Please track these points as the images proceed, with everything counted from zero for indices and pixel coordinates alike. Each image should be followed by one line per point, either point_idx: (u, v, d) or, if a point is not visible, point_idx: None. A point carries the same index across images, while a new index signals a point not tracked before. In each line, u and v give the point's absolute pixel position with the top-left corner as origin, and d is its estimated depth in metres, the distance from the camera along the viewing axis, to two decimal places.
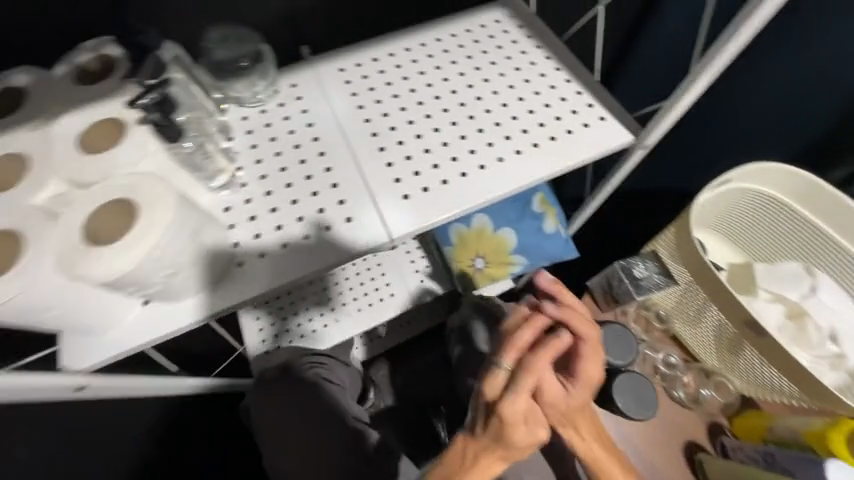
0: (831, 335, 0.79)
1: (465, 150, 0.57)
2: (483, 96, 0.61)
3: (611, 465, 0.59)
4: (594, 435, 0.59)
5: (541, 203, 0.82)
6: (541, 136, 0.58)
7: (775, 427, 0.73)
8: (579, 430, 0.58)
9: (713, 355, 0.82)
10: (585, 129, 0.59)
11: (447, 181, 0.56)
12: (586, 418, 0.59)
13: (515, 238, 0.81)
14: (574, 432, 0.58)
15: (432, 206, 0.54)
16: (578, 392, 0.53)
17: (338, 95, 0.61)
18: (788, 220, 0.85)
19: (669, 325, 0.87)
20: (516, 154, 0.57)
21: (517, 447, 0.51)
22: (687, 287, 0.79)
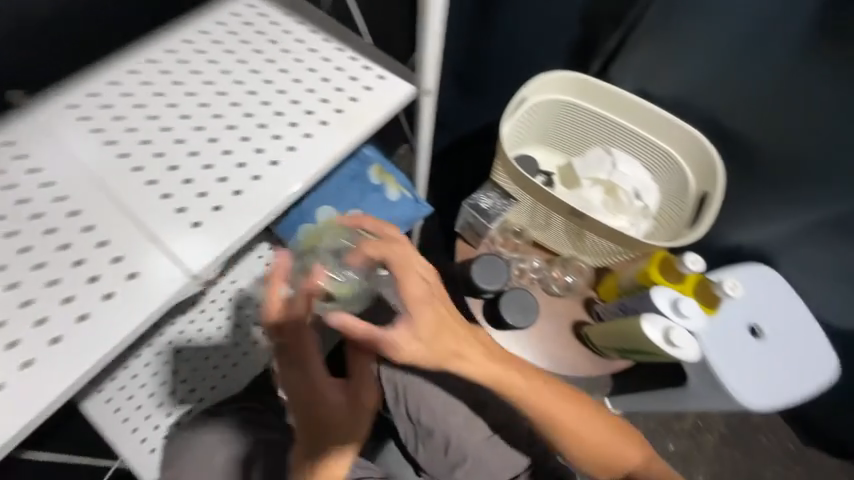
0: (636, 195, 0.95)
1: (251, 151, 0.52)
2: (256, 90, 0.56)
3: (538, 391, 0.58)
4: (575, 409, 0.62)
5: (379, 174, 0.82)
6: (327, 112, 0.56)
7: (622, 282, 0.89)
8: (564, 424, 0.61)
9: (569, 248, 0.93)
10: (369, 93, 0.58)
11: (240, 191, 0.50)
12: (504, 370, 0.56)
13: (365, 217, 0.80)
14: (494, 368, 0.55)
15: (229, 224, 0.48)
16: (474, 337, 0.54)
17: (76, 138, 0.50)
18: (580, 116, 0.98)
19: (528, 236, 0.97)
20: (307, 138, 0.54)
21: (412, 400, 0.49)
22: (526, 201, 0.88)
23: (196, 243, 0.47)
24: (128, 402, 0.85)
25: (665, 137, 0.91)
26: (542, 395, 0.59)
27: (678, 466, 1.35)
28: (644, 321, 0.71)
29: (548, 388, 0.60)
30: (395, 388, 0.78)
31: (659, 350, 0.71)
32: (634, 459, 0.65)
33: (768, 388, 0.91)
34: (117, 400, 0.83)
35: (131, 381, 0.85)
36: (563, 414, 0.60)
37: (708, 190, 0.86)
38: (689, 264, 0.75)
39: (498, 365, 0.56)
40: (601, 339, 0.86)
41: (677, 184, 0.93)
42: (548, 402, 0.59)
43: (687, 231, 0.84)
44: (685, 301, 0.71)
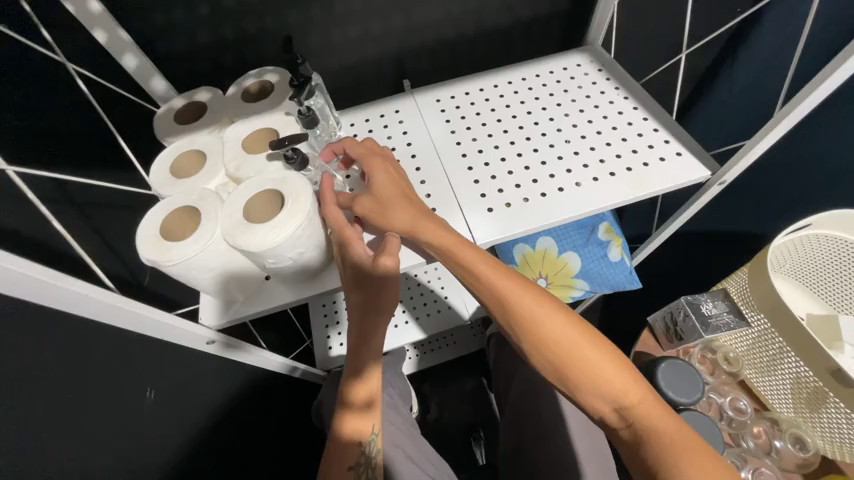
0: None
1: (545, 174, 0.64)
2: (564, 129, 0.68)
3: (555, 323, 0.53)
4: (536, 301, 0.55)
5: (607, 232, 0.86)
6: (618, 166, 0.64)
7: None
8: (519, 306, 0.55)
9: (789, 407, 0.78)
10: (661, 162, 0.63)
11: (528, 198, 0.62)
12: (516, 285, 0.56)
13: (579, 263, 0.85)
14: (498, 294, 0.55)
15: (512, 220, 0.61)
16: (428, 235, 0.56)
17: (435, 123, 0.71)
18: None
19: (739, 372, 0.84)
20: (592, 180, 0.63)
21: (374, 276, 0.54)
22: (762, 332, 0.77)
23: (487, 222, 0.61)
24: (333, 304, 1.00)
25: None
26: (560, 328, 0.53)
27: None
28: None
29: (570, 324, 0.53)
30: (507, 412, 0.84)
31: None
32: (636, 402, 0.49)
33: None
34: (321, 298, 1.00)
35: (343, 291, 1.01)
36: (587, 383, 0.51)
37: None
38: None
39: (507, 284, 0.56)
40: None
41: None
42: (560, 335, 0.53)
43: None
44: None
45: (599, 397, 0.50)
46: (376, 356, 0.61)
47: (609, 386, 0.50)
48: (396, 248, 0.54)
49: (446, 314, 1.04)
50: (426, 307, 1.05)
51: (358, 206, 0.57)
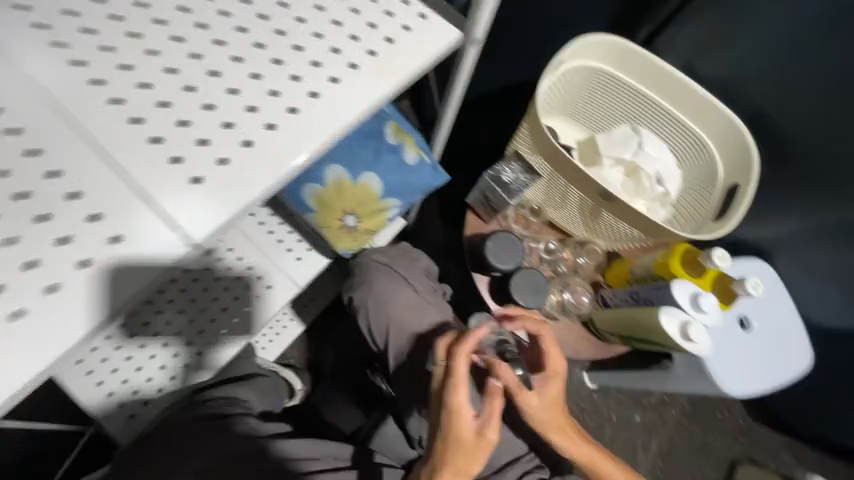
0: (658, 180, 0.90)
1: (263, 92, 0.43)
2: (269, 15, 0.45)
3: (554, 424, 0.64)
4: (560, 401, 0.64)
5: (396, 133, 0.73)
6: (358, 53, 0.46)
7: (634, 269, 0.86)
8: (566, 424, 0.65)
9: (581, 230, 0.91)
10: (407, 34, 0.49)
11: (250, 140, 0.41)
12: (559, 410, 0.64)
13: (380, 181, 0.72)
14: (545, 395, 0.63)
15: (241, 183, 0.40)
16: (527, 395, 0.62)
17: (35, 55, 0.39)
18: (612, 89, 0.91)
19: (544, 216, 0.93)
20: (331, 83, 0.45)
21: (464, 431, 0.56)
22: (549, 176, 0.83)
23: (200, 199, 0.39)
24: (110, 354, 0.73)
25: (702, 122, 0.86)
26: (557, 424, 0.64)
27: (641, 434, 1.45)
28: (662, 314, 0.70)
29: (579, 437, 0.67)
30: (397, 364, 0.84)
31: (674, 344, 0.71)
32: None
33: (741, 375, 0.97)
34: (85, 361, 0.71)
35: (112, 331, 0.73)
36: (591, 466, 0.68)
37: (739, 181, 0.82)
38: (715, 258, 0.72)
39: (555, 415, 0.64)
40: (602, 323, 0.87)
41: (700, 174, 0.89)
42: (562, 420, 0.65)
43: (712, 224, 0.80)
44: (705, 297, 0.70)
45: (591, 463, 0.67)
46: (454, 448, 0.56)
47: (595, 466, 0.67)
48: (471, 410, 0.56)
49: (268, 296, 0.80)
50: (240, 299, 0.79)
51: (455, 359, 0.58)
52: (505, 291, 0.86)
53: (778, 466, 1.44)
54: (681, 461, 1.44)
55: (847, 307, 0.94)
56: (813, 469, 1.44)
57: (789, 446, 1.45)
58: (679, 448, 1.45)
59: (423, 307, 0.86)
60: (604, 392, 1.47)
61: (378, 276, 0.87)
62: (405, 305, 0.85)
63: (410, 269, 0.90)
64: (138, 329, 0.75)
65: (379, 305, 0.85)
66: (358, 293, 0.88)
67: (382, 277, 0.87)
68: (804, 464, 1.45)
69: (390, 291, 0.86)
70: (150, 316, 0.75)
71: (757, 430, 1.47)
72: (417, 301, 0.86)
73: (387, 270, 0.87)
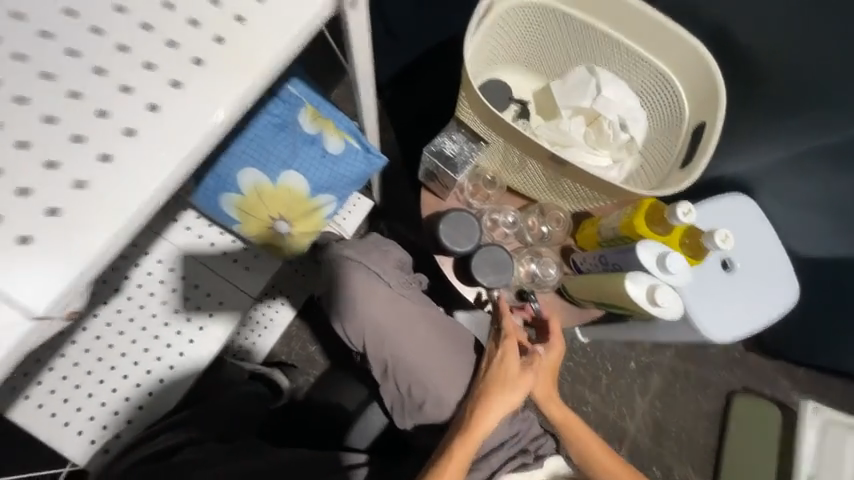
0: (622, 126, 0.82)
1: (89, 116, 0.35)
2: (84, 15, 0.37)
3: (559, 405, 0.76)
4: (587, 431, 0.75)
5: (313, 119, 0.64)
6: (202, 44, 0.38)
7: (602, 232, 0.80)
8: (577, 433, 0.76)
9: (545, 194, 0.83)
10: (262, 8, 0.39)
11: (82, 179, 0.34)
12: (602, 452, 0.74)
13: (304, 179, 0.65)
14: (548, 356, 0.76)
15: (76, 235, 0.33)
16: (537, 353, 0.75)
17: None
18: (559, 28, 0.80)
19: (502, 184, 0.85)
20: (176, 86, 0.37)
21: (517, 385, 0.70)
22: (496, 142, 0.75)
23: (32, 264, 0.32)
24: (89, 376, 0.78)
25: (660, 51, 0.76)
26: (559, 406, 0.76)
27: (637, 379, 1.46)
28: (627, 281, 0.66)
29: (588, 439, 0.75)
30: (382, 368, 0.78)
31: (642, 310, 0.67)
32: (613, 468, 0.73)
33: (730, 320, 0.92)
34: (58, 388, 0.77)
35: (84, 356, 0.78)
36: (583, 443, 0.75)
37: (706, 119, 0.73)
38: (681, 208, 0.66)
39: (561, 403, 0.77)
40: (574, 291, 0.82)
41: (668, 112, 0.80)
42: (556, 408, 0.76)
43: (678, 172, 0.73)
44: (673, 256, 0.65)
45: (592, 455, 0.74)
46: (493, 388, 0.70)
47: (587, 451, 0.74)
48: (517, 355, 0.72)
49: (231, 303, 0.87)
50: (201, 311, 0.85)
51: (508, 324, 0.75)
52: (469, 271, 0.80)
53: (774, 391, 1.45)
54: (678, 400, 1.45)
55: (833, 230, 0.88)
56: (810, 389, 1.45)
57: (785, 370, 1.46)
58: (676, 388, 1.45)
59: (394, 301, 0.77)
60: (597, 345, 1.46)
61: (351, 272, 0.77)
62: (384, 303, 0.76)
63: (383, 261, 0.80)
64: (105, 353, 0.79)
65: (353, 304, 0.76)
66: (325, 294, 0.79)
67: (355, 272, 0.77)
68: (801, 385, 1.46)
69: (363, 287, 0.77)
70: (117, 339, 0.80)
71: (752, 359, 1.47)
72: (394, 295, 0.77)
73: (357, 265, 0.78)
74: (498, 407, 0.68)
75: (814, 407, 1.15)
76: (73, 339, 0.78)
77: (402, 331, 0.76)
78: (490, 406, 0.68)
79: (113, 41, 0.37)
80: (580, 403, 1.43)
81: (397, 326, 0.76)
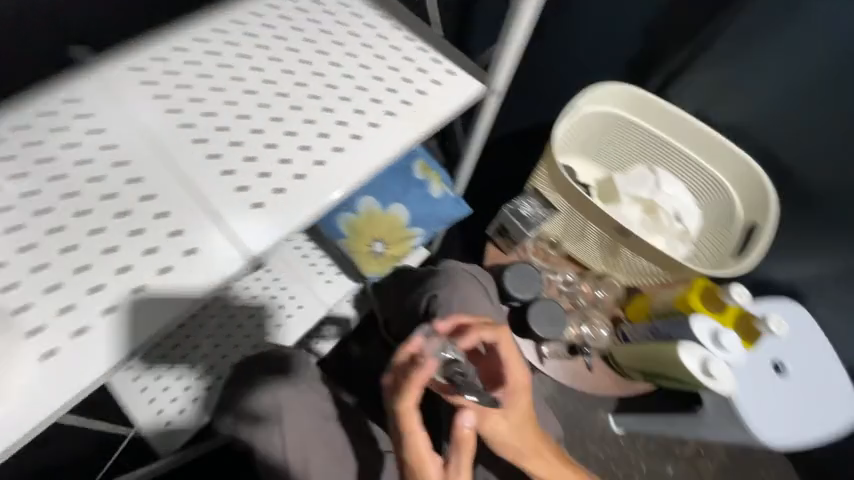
0: (677, 217, 0.93)
1: (316, 134, 0.51)
2: (324, 72, 0.54)
3: None
4: None
5: (423, 169, 0.81)
6: (395, 103, 0.55)
7: (655, 306, 0.86)
8: None
9: (600, 263, 0.93)
10: (438, 87, 0.57)
11: (303, 174, 0.49)
12: None
13: (406, 211, 0.79)
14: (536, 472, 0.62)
15: (290, 211, 0.48)
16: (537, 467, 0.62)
17: (143, 104, 0.49)
18: (628, 131, 0.95)
19: (562, 249, 0.96)
20: (373, 127, 0.53)
21: (511, 425, 0.59)
22: (567, 211, 0.87)
23: (258, 222, 0.46)
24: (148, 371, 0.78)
25: (711, 160, 0.90)
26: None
27: None
28: (680, 349, 0.70)
29: None
30: None
31: (695, 381, 0.71)
32: None
33: (781, 422, 0.91)
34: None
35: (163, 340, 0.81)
36: None
37: (756, 221, 0.84)
38: (734, 294, 0.73)
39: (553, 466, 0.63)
40: (627, 359, 0.85)
41: (721, 211, 0.91)
42: None
43: (731, 261, 0.82)
44: (726, 334, 0.70)
45: None
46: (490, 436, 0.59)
47: None
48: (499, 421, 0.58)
49: (299, 317, 0.86)
50: (263, 327, 0.84)
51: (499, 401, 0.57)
52: (523, 320, 0.87)
53: None
54: None
55: None
56: None
57: None
58: None
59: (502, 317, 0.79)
60: None
61: (467, 282, 0.76)
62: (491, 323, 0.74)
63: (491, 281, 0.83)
64: (180, 342, 0.81)
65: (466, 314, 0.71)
66: (444, 294, 0.73)
67: (472, 285, 0.75)
68: None
69: (477, 302, 0.73)
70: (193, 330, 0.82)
71: None
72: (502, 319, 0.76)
73: (472, 279, 0.77)
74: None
75: None
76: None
77: None
78: (493, 424, 0.58)
79: (341, 93, 0.54)
80: None
81: None
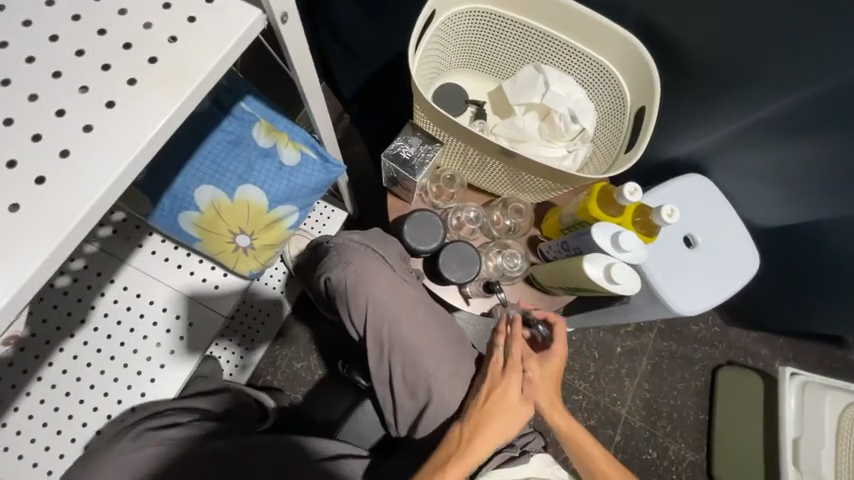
0: (573, 118, 0.86)
1: (25, 139, 0.36)
2: (12, 40, 0.39)
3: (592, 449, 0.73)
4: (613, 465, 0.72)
5: (267, 133, 0.65)
6: (133, 65, 0.39)
7: (563, 218, 0.82)
8: (578, 441, 0.73)
9: (506, 187, 0.85)
10: (192, 26, 0.40)
11: (17, 203, 0.35)
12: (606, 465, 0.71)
13: (261, 191, 0.66)
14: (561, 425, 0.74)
15: (10, 260, 0.33)
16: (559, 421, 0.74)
17: None
18: (504, 28, 0.83)
19: (464, 182, 0.88)
20: (108, 107, 0.37)
21: (512, 411, 0.70)
22: (451, 141, 0.78)
23: None
24: (45, 428, 0.75)
25: (595, 43, 0.80)
26: (584, 443, 0.73)
27: (625, 363, 1.47)
28: (584, 261, 0.68)
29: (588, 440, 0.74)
30: (377, 346, 0.77)
31: (604, 289, 0.69)
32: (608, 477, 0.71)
33: (697, 294, 0.95)
34: (28, 430, 0.75)
35: (50, 393, 0.77)
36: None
37: (644, 104, 0.77)
38: (628, 194, 0.68)
39: (592, 451, 0.73)
40: (547, 279, 0.83)
41: (613, 100, 0.84)
42: (590, 450, 0.73)
43: (624, 155, 0.77)
44: (625, 236, 0.67)
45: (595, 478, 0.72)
46: (487, 414, 0.69)
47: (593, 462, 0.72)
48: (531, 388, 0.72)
49: (201, 325, 0.85)
50: (162, 349, 0.83)
51: (530, 360, 0.74)
52: (436, 269, 0.82)
53: (758, 362, 1.48)
54: (667, 379, 1.47)
55: (794, 200, 0.90)
56: (791, 358, 1.48)
57: (766, 341, 1.50)
58: (663, 368, 1.48)
59: (402, 287, 0.78)
60: (583, 333, 1.48)
61: (357, 254, 0.78)
62: (389, 287, 0.77)
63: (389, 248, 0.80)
64: (73, 387, 0.78)
65: (359, 281, 0.77)
66: (337, 271, 0.78)
67: (362, 255, 0.78)
68: (782, 355, 1.49)
69: (370, 269, 0.77)
70: (84, 371, 0.79)
71: (734, 332, 1.50)
72: (403, 281, 0.78)
73: (364, 250, 0.79)
74: (501, 437, 0.69)
75: (792, 371, 1.18)
76: (38, 377, 0.77)
77: (403, 315, 0.76)
78: (498, 406, 0.69)
79: (51, 68, 0.38)
80: (570, 392, 1.44)
81: (396, 310, 0.76)
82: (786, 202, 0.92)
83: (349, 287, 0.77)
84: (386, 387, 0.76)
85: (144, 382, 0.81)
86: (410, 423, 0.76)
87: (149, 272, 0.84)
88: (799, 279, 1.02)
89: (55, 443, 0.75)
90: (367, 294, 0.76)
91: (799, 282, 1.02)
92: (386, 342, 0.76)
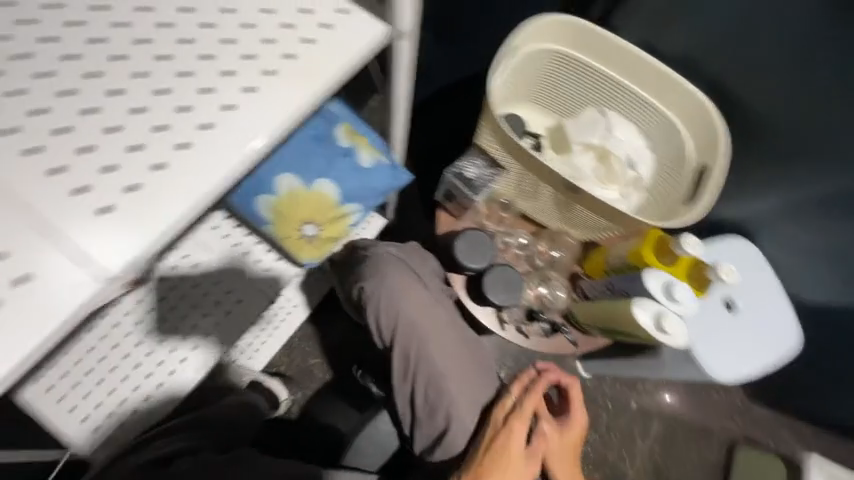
0: (630, 164, 0.88)
1: (172, 109, 0.40)
2: (172, 23, 0.43)
3: None
4: None
5: (349, 135, 0.69)
6: (272, 57, 0.43)
7: (610, 260, 0.83)
8: None
9: (556, 220, 0.87)
10: (328, 31, 0.45)
11: (162, 163, 0.39)
12: None
13: (336, 187, 0.69)
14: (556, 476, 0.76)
15: (155, 211, 0.38)
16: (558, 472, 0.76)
17: None
18: (573, 70, 0.88)
19: (515, 209, 0.90)
20: (248, 92, 0.42)
21: (517, 464, 0.70)
22: (514, 169, 0.80)
23: (108, 232, 0.36)
24: (86, 378, 0.78)
25: (663, 97, 0.84)
26: None
27: (638, 421, 1.42)
28: (635, 307, 0.68)
29: None
30: (402, 362, 0.75)
31: (649, 336, 0.69)
32: None
33: (733, 361, 0.93)
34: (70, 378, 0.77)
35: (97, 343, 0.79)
36: None
37: (708, 162, 0.81)
38: (688, 246, 0.71)
39: None
40: (586, 317, 0.83)
41: (672, 152, 0.87)
42: None
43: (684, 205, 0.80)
44: (679, 287, 0.68)
45: None
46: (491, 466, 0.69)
47: None
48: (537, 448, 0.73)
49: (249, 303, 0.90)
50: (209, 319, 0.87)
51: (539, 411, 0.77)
52: (479, 289, 0.83)
53: (779, 445, 1.41)
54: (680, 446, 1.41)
55: (849, 283, 0.88)
56: (815, 447, 1.40)
57: (789, 424, 1.43)
58: (677, 433, 1.42)
59: (433, 307, 0.78)
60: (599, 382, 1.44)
61: (393, 266, 0.78)
62: (422, 304, 0.77)
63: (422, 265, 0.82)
64: (121, 341, 0.81)
65: (394, 296, 0.76)
66: (370, 282, 0.78)
67: (398, 269, 0.78)
68: (805, 443, 1.41)
69: (405, 284, 0.77)
70: (133, 328, 0.82)
71: (756, 409, 1.44)
72: (434, 300, 0.79)
73: (399, 263, 0.79)
74: None
75: (819, 462, 1.12)
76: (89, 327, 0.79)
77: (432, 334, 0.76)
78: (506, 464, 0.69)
79: (201, 50, 0.42)
80: None
81: (427, 328, 0.76)
82: (836, 282, 0.91)
83: (382, 300, 0.76)
84: (406, 406, 0.75)
85: (186, 348, 0.85)
86: (428, 444, 0.75)
87: (209, 246, 0.88)
88: (838, 364, 0.98)
89: (94, 392, 0.78)
90: (400, 309, 0.76)
91: (839, 366, 0.99)
92: (413, 359, 0.75)
